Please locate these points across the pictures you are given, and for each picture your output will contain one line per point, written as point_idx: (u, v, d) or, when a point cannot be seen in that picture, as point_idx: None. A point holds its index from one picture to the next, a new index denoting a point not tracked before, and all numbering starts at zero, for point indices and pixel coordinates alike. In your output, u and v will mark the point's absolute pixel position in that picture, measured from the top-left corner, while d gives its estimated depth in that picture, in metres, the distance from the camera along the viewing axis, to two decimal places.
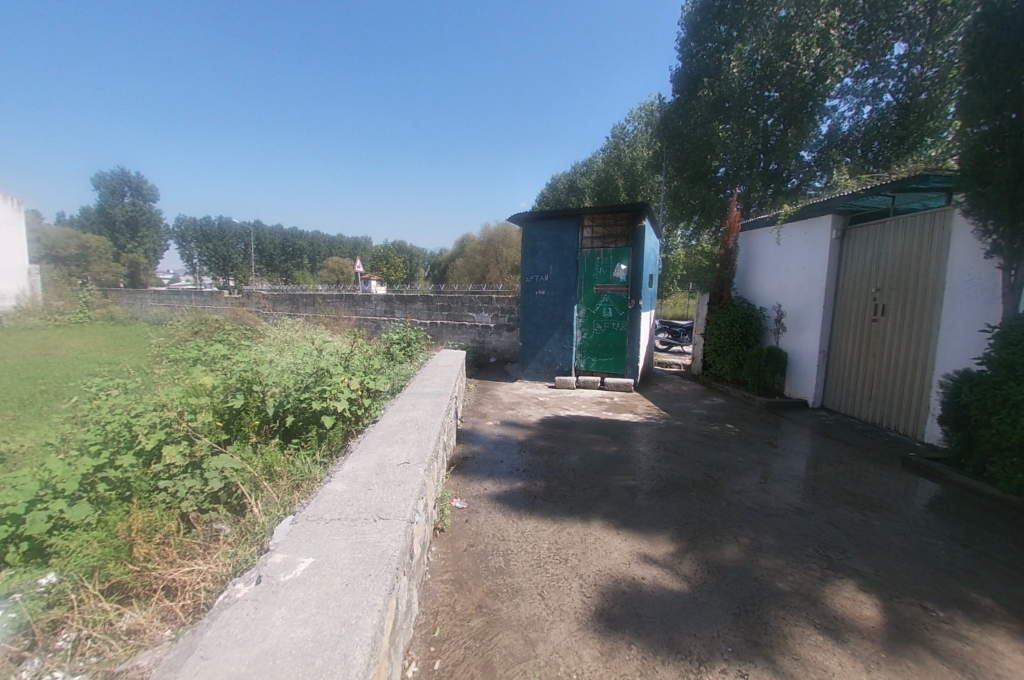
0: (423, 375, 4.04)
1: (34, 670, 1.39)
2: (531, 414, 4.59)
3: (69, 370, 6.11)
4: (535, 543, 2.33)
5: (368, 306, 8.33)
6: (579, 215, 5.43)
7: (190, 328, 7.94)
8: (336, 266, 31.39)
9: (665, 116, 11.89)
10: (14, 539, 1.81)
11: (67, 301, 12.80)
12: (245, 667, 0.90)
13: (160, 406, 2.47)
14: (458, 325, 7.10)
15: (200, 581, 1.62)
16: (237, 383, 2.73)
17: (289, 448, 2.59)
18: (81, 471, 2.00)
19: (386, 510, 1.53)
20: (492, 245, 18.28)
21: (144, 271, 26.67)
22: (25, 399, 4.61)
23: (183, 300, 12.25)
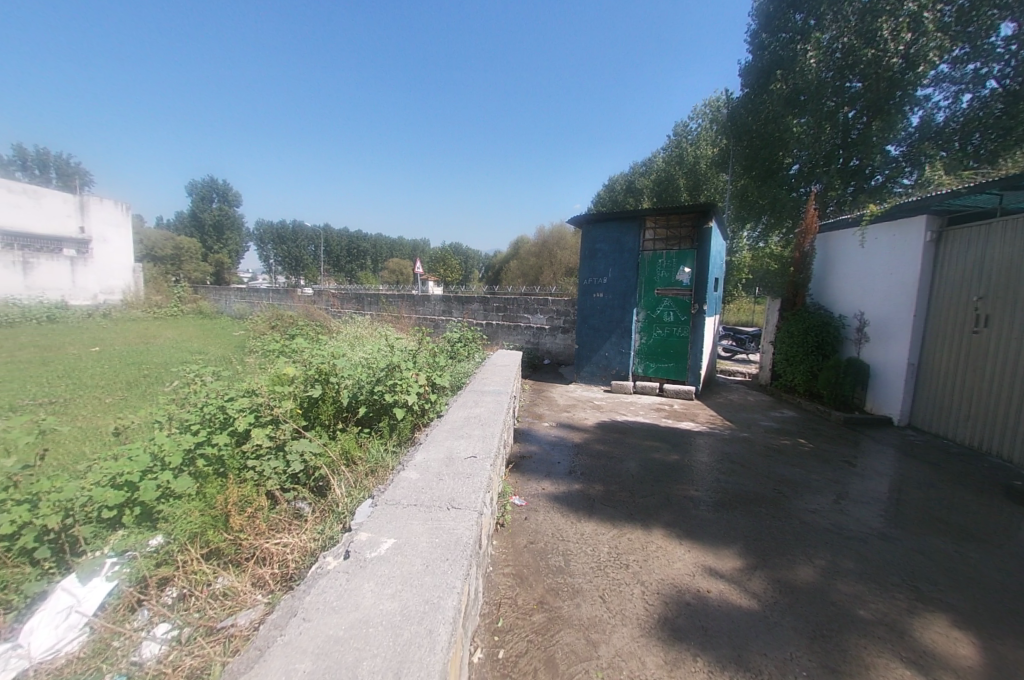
0: (483, 374, 4.13)
1: (145, 621, 1.60)
2: (587, 417, 4.55)
3: (168, 357, 6.84)
4: (595, 546, 2.32)
5: (427, 306, 8.62)
6: (640, 217, 5.32)
7: (268, 323, 8.61)
8: (397, 267, 32.75)
9: (731, 112, 11.34)
10: (130, 503, 2.06)
11: (165, 296, 14.36)
12: (342, 631, 0.96)
13: (252, 393, 2.70)
14: (514, 326, 7.19)
15: (288, 552, 1.76)
16: (315, 373, 2.92)
17: (364, 437, 2.75)
18: (184, 447, 2.24)
19: (458, 500, 1.59)
20: (547, 246, 18.32)
21: (227, 270, 29.25)
22: (133, 382, 5.21)
23: (260, 297, 13.24)
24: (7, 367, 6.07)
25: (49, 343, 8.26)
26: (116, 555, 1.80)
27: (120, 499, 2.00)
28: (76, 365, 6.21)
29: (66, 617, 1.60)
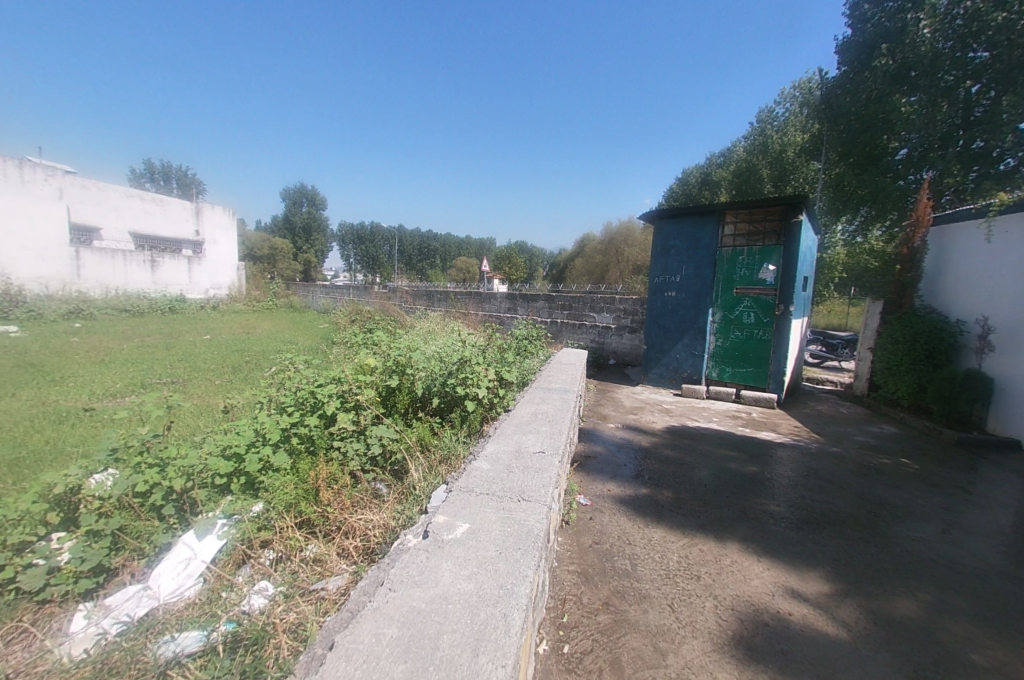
0: (549, 372, 4.14)
1: (247, 576, 1.81)
2: (655, 420, 4.41)
3: (264, 346, 7.60)
4: (663, 554, 2.25)
5: (493, 303, 8.78)
6: (719, 211, 5.05)
7: (348, 319, 9.28)
8: (464, 266, 33.72)
9: (825, 95, 10.38)
10: (237, 473, 2.32)
11: (262, 292, 15.96)
12: (424, 604, 1.03)
13: (338, 380, 2.91)
14: (578, 325, 7.12)
15: (370, 527, 1.90)
16: (393, 364, 3.11)
17: (437, 427, 2.87)
18: (281, 426, 2.48)
19: (529, 492, 1.62)
20: (614, 244, 17.90)
21: (314, 268, 31.87)
22: (236, 367, 5.85)
23: (342, 293, 14.24)
24: (140, 351, 7.10)
25: (171, 331, 9.54)
26: (225, 517, 2.05)
27: (230, 468, 2.27)
28: (191, 351, 7.11)
29: (188, 565, 1.87)
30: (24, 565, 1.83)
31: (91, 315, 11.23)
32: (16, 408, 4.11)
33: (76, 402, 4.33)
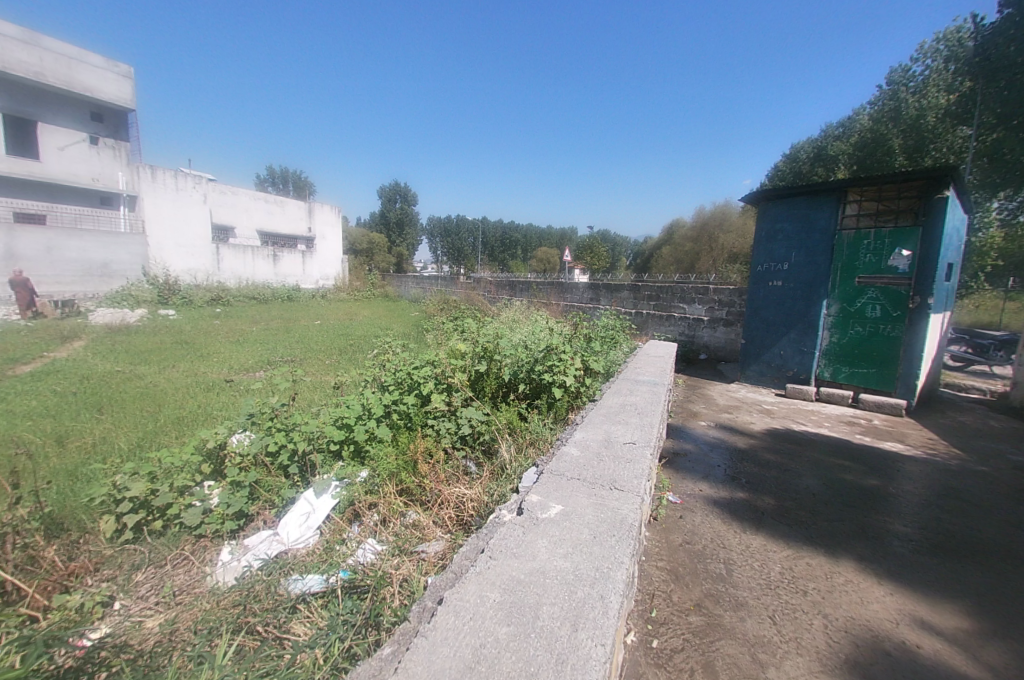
0: (637, 364, 4.02)
1: (356, 535, 2.01)
2: (754, 421, 4.08)
3: (362, 331, 8.31)
4: (764, 563, 2.09)
5: (575, 293, 8.69)
6: (840, 190, 4.50)
7: (436, 308, 9.77)
8: (545, 257, 33.73)
9: (980, 46, 8.69)
10: (347, 441, 2.58)
11: (362, 282, 17.39)
12: (524, 575, 1.07)
13: (433, 363, 3.08)
14: (666, 317, 6.79)
15: (463, 499, 2.00)
16: (482, 350, 3.21)
17: (524, 412, 2.93)
18: (383, 402, 2.70)
19: (621, 482, 1.60)
20: (706, 231, 16.77)
21: (405, 261, 33.91)
22: (341, 349, 6.48)
23: (430, 283, 15.02)
24: (263, 333, 8.13)
25: (288, 317, 10.78)
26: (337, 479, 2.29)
27: (341, 437, 2.53)
28: (304, 335, 7.98)
29: (306, 518, 2.14)
30: (185, 504, 2.20)
31: (228, 301, 13.07)
32: (177, 377, 4.94)
33: (219, 375, 5.10)
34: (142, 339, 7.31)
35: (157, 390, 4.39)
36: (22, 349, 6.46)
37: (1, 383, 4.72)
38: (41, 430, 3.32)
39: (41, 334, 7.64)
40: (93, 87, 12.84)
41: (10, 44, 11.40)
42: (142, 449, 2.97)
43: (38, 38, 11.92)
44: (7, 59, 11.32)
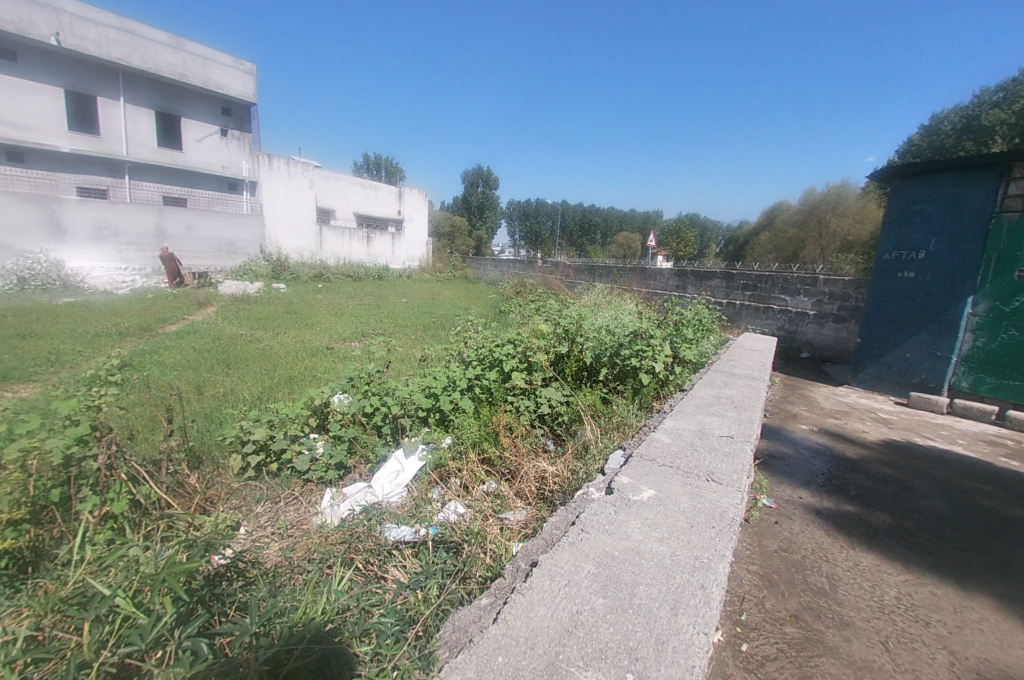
0: (730, 356, 3.77)
1: (440, 495, 2.13)
2: (866, 429, 3.63)
3: (444, 310, 8.66)
4: (874, 584, 1.87)
5: (660, 280, 8.27)
6: (1002, 165, 3.75)
7: (515, 291, 9.85)
8: (626, 242, 32.38)
9: None
10: (433, 409, 2.70)
11: (444, 265, 18.08)
12: (618, 551, 1.05)
13: (514, 340, 3.07)
14: (763, 309, 6.23)
15: (545, 473, 2.02)
16: (563, 331, 3.16)
17: (607, 396, 2.88)
18: (465, 375, 2.77)
19: (718, 474, 1.51)
20: (815, 215, 14.99)
21: (485, 244, 34.46)
22: (425, 325, 6.81)
23: (508, 265, 15.19)
24: (356, 308, 8.78)
25: (378, 294, 11.53)
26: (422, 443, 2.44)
27: (427, 405, 2.65)
28: (392, 311, 8.48)
29: (396, 475, 2.29)
30: (296, 451, 2.48)
31: (327, 278, 14.32)
32: (287, 342, 5.52)
33: (322, 342, 5.61)
34: (259, 309, 8.25)
35: (273, 351, 4.96)
36: (169, 312, 7.61)
37: (155, 339, 5.62)
38: (186, 378, 3.90)
39: (182, 300, 8.96)
40: (224, 84, 14.55)
41: (161, 49, 13.18)
42: (262, 401, 3.38)
43: (182, 41, 13.64)
44: (159, 63, 13.12)
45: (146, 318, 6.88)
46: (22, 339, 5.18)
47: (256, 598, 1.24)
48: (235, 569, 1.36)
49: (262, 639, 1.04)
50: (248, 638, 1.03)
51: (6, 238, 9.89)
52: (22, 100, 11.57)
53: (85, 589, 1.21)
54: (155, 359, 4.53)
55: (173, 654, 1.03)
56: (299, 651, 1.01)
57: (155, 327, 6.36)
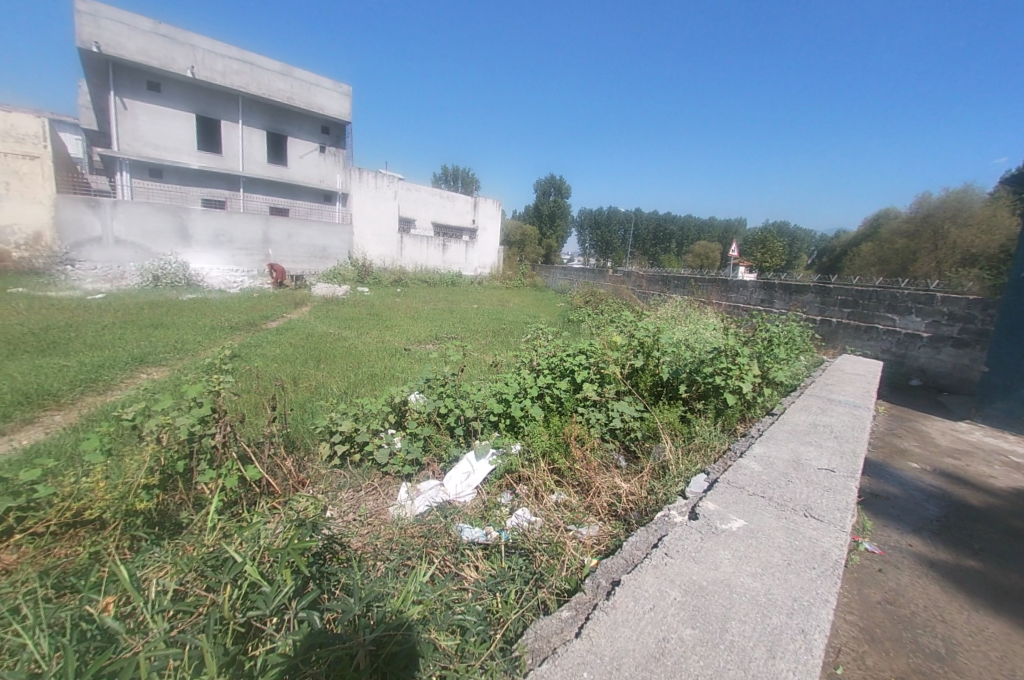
0: (828, 379, 3.44)
1: (510, 502, 2.16)
2: (994, 473, 3.12)
3: (513, 317, 8.80)
4: (1007, 657, 1.59)
5: (742, 293, 7.77)
6: None
7: (584, 301, 9.76)
8: (704, 251, 30.77)
9: None
10: (504, 415, 2.74)
11: (514, 272, 18.37)
12: (705, 581, 1.02)
13: (586, 350, 3.02)
14: (864, 329, 5.58)
15: (619, 490, 1.97)
16: (639, 344, 3.05)
17: (684, 414, 2.75)
18: (537, 383, 2.78)
19: (818, 510, 1.40)
20: (929, 223, 13.25)
21: (555, 252, 34.52)
22: (495, 331, 6.97)
23: (577, 273, 15.06)
24: (430, 312, 9.20)
25: (451, 299, 11.97)
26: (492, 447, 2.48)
27: (499, 409, 2.69)
28: (464, 316, 8.78)
29: (467, 477, 2.33)
30: (376, 444, 2.63)
31: (405, 283, 15.15)
32: (370, 342, 5.91)
33: (400, 344, 5.94)
34: (346, 310, 8.93)
35: (357, 350, 5.34)
36: (271, 310, 8.49)
37: (259, 334, 6.28)
38: (284, 371, 4.32)
39: (281, 299, 9.93)
40: (324, 105, 16.01)
41: (274, 77, 14.82)
42: (348, 395, 3.65)
43: (291, 69, 15.23)
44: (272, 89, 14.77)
45: (253, 315, 7.72)
46: (157, 329, 6.04)
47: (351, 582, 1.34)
48: (335, 548, 1.50)
49: (358, 620, 1.14)
50: (350, 616, 1.14)
51: (146, 242, 11.59)
52: (165, 126, 13.50)
53: (216, 554, 1.39)
54: (259, 352, 5.06)
55: (291, 621, 1.18)
56: (391, 641, 1.08)
57: (259, 323, 7.12)
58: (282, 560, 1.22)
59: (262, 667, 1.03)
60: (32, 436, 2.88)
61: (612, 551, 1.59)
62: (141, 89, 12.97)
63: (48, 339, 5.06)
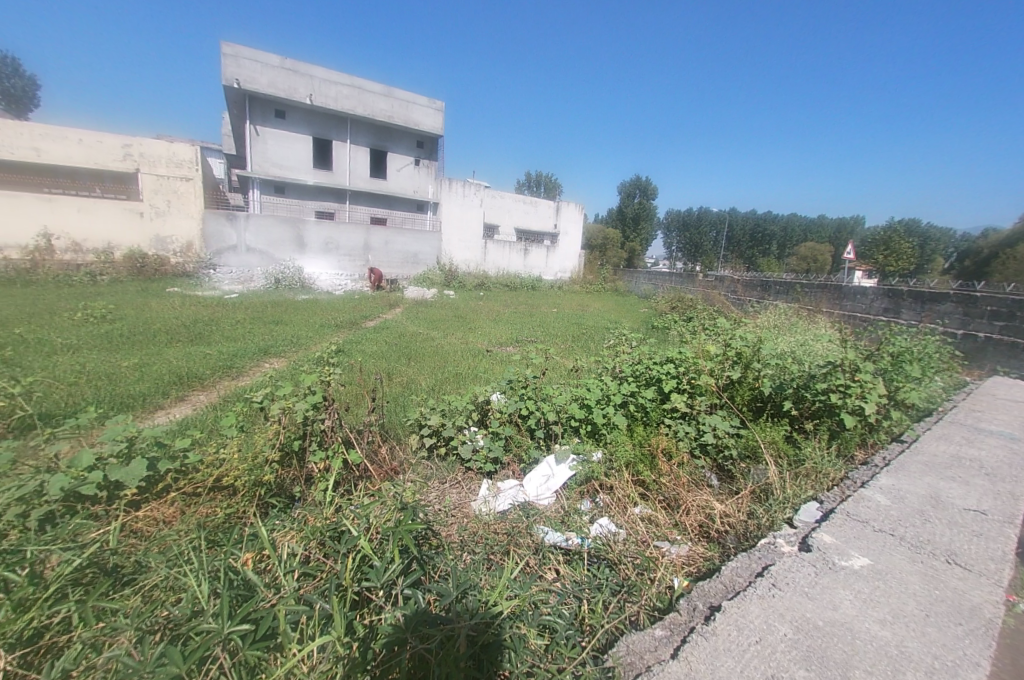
0: (972, 405, 2.92)
1: (591, 510, 2.13)
2: None
3: (595, 322, 8.65)
4: None
5: (859, 301, 6.87)
6: None
7: (671, 307, 9.29)
8: (811, 254, 27.72)
9: None
10: (585, 421, 2.69)
11: (595, 277, 18.07)
12: (822, 623, 1.06)
13: (675, 358, 2.86)
14: (1019, 350, 4.65)
15: (713, 510, 1.84)
16: (735, 355, 2.82)
17: (787, 434, 2.50)
18: (621, 390, 2.69)
19: (963, 557, 1.33)
20: None
21: (640, 256, 33.32)
22: (575, 336, 6.92)
23: (663, 278, 14.37)
24: (512, 316, 9.38)
25: (531, 303, 12.09)
26: (574, 452, 2.45)
27: (581, 415, 2.66)
28: (544, 320, 8.83)
29: (546, 480, 2.30)
30: (460, 440, 2.72)
31: (488, 287, 15.63)
32: (455, 343, 6.18)
33: (482, 345, 6.15)
34: (434, 312, 9.44)
35: (444, 350, 5.63)
36: (369, 310, 9.25)
37: (359, 331, 6.89)
38: (381, 366, 4.70)
39: (378, 301, 10.77)
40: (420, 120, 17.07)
41: (378, 97, 16.12)
42: (435, 392, 3.87)
43: (392, 89, 16.46)
44: (375, 109, 16.10)
45: (354, 314, 8.46)
46: (277, 325, 6.88)
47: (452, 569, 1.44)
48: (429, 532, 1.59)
49: (457, 608, 1.22)
50: (450, 601, 1.22)
51: (271, 250, 13.26)
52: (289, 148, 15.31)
53: (333, 524, 1.53)
54: (358, 348, 5.52)
55: (397, 595, 1.29)
56: (488, 636, 1.15)
57: (359, 322, 7.79)
58: (393, 540, 1.34)
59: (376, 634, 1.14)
60: (183, 411, 3.45)
61: (705, 575, 1.52)
62: (271, 117, 14.86)
63: (196, 331, 5.99)
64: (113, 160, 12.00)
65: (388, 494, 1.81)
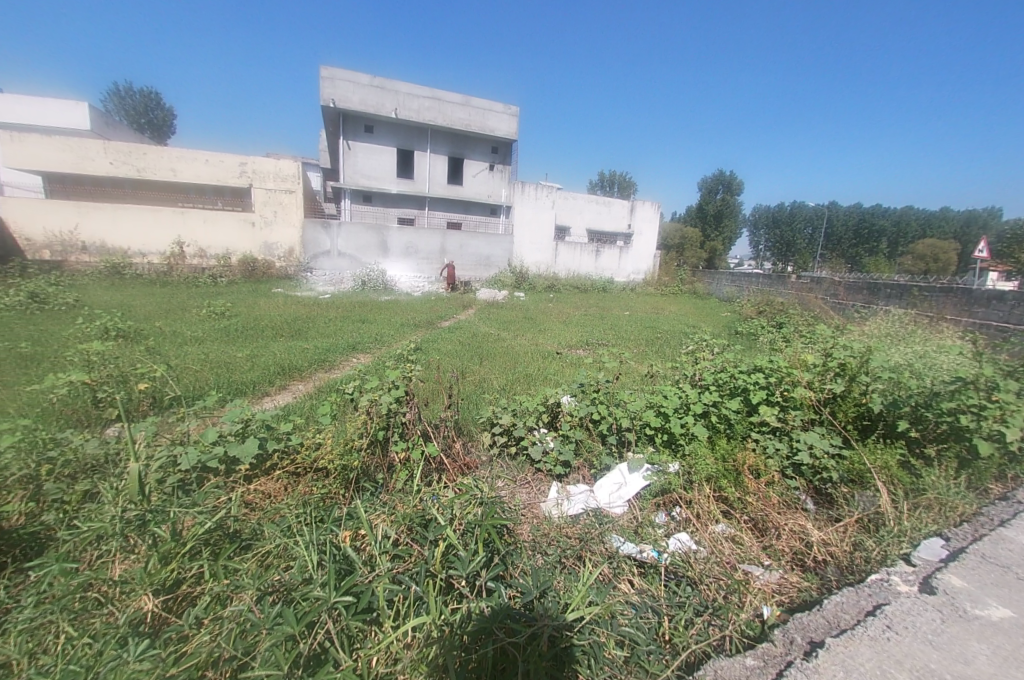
0: None
1: (667, 523, 2.04)
2: None
3: (672, 326, 8.26)
4: None
5: (996, 308, 5.84)
6: None
7: (759, 312, 8.58)
8: (932, 252, 24.09)
9: None
10: (662, 429, 2.59)
11: (672, 279, 17.25)
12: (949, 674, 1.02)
13: (765, 367, 2.64)
14: None
15: (810, 537, 1.67)
16: (838, 367, 2.53)
17: (901, 458, 2.20)
18: (702, 400, 2.54)
19: None
20: None
21: (722, 257, 31.19)
22: (650, 341, 6.67)
23: (749, 281, 13.34)
24: (583, 318, 9.25)
25: (603, 305, 11.85)
26: (650, 462, 2.36)
27: (658, 423, 2.56)
28: (616, 323, 8.60)
29: (618, 488, 2.25)
30: (530, 441, 2.72)
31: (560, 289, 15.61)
32: (526, 344, 6.22)
33: (553, 347, 6.14)
34: (505, 313, 9.60)
35: (515, 351, 5.70)
36: (444, 311, 9.65)
37: (435, 331, 7.22)
38: (456, 364, 4.89)
39: (452, 302, 11.21)
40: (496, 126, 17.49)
41: (456, 107, 16.77)
42: (507, 391, 3.95)
43: (471, 98, 17.03)
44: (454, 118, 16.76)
45: (431, 315, 8.87)
46: (362, 323, 7.42)
47: (530, 569, 1.47)
48: (504, 529, 1.64)
49: (539, 607, 1.26)
50: (531, 598, 1.27)
51: (359, 255, 14.37)
52: (376, 159, 16.45)
53: (418, 511, 1.62)
54: (434, 346, 5.79)
55: (481, 587, 1.34)
56: (571, 640, 1.19)
57: (434, 322, 8.14)
58: (479, 533, 1.41)
59: (463, 622, 1.20)
60: (285, 399, 3.85)
61: (800, 607, 1.40)
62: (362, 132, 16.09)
63: (295, 327, 6.67)
64: (231, 176, 13.67)
65: (465, 487, 1.88)
